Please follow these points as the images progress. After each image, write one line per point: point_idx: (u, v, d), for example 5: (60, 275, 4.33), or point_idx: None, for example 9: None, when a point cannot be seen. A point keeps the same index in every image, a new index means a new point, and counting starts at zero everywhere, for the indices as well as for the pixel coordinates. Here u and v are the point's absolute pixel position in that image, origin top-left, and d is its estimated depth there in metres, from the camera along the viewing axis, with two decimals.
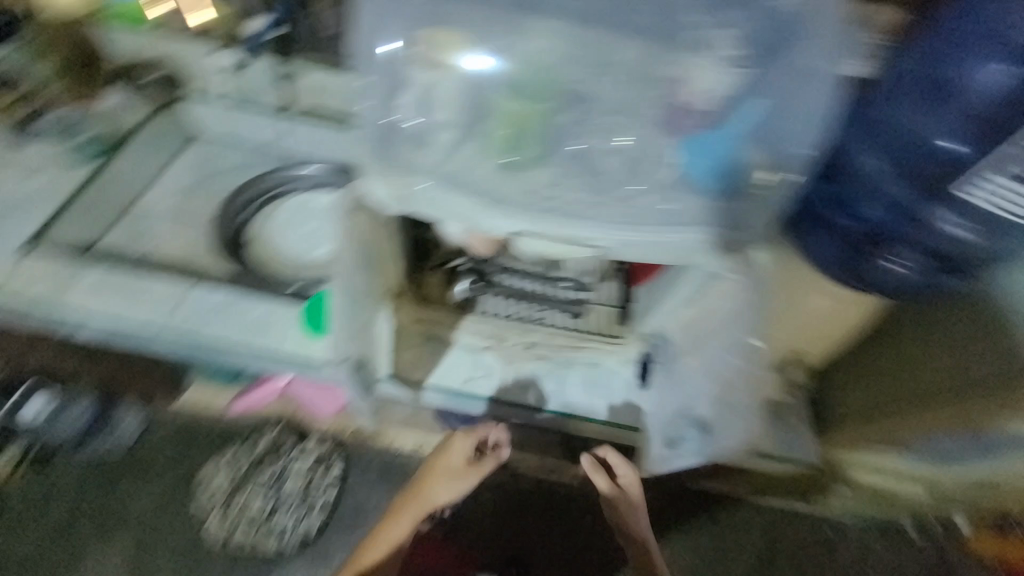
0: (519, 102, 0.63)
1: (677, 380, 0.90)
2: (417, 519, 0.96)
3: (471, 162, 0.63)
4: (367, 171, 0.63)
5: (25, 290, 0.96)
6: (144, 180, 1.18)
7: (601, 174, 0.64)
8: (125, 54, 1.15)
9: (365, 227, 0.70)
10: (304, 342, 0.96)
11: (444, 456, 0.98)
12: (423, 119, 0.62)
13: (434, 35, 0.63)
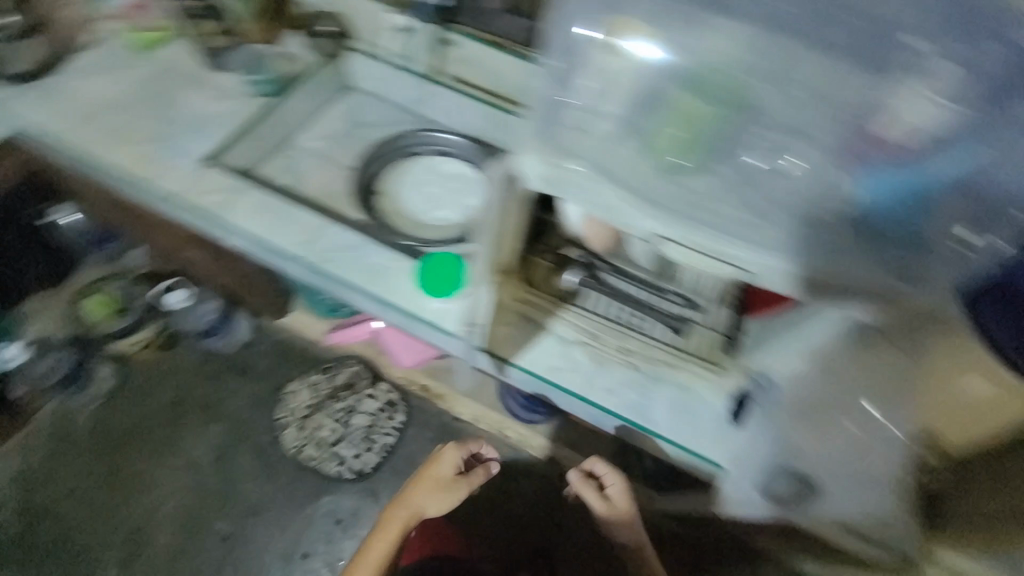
0: (695, 102, 0.61)
1: (781, 427, 0.82)
2: (419, 510, 1.21)
3: (630, 157, 0.61)
4: (522, 146, 0.62)
5: (199, 197, 1.04)
6: (301, 119, 1.28)
7: (763, 194, 0.61)
8: (311, 6, 1.30)
9: (511, 201, 0.75)
10: (413, 297, 0.98)
11: (441, 464, 1.24)
12: (591, 106, 0.62)
13: (614, 19, 0.61)
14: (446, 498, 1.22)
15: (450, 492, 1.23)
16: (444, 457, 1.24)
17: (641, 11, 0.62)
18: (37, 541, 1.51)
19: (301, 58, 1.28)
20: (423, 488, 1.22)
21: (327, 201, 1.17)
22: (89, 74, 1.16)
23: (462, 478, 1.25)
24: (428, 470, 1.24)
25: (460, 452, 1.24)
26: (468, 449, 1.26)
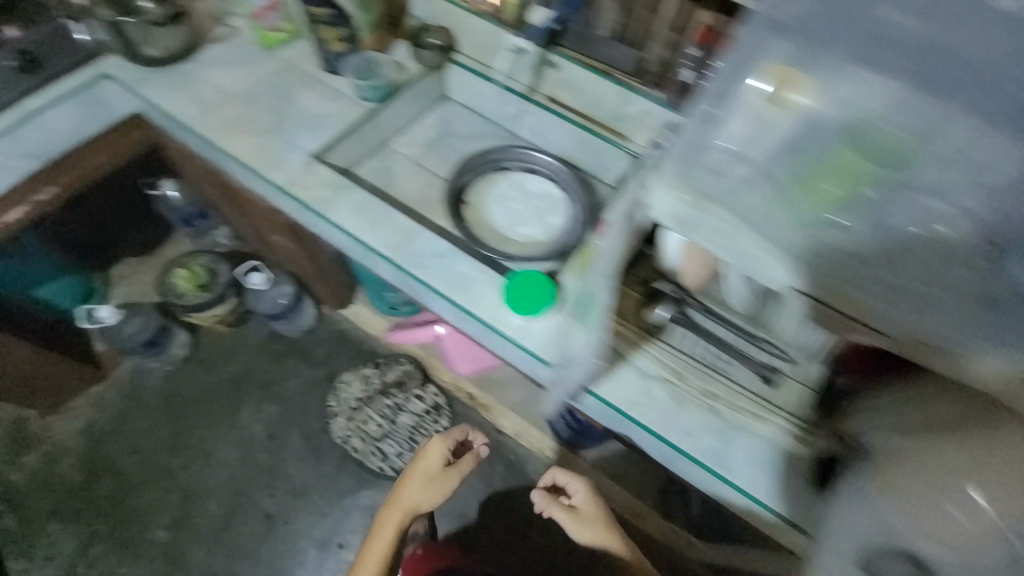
0: (854, 157, 0.60)
1: None
2: (415, 507, 1.27)
3: (768, 204, 0.60)
4: (653, 179, 0.61)
5: (307, 191, 1.09)
6: (399, 124, 1.33)
7: (910, 258, 0.59)
8: (423, 17, 1.35)
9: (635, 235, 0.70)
10: (498, 312, 0.99)
11: (429, 460, 1.30)
12: (738, 149, 0.61)
13: (781, 71, 0.61)
14: (437, 490, 1.29)
15: (440, 482, 1.30)
16: (432, 453, 1.30)
17: (794, 59, 0.62)
18: (97, 492, 1.59)
19: (408, 65, 1.33)
20: (414, 485, 1.28)
21: (417, 206, 1.22)
22: (217, 64, 1.24)
23: (457, 468, 1.31)
24: (417, 469, 1.30)
25: (446, 446, 1.29)
26: (452, 441, 1.32)
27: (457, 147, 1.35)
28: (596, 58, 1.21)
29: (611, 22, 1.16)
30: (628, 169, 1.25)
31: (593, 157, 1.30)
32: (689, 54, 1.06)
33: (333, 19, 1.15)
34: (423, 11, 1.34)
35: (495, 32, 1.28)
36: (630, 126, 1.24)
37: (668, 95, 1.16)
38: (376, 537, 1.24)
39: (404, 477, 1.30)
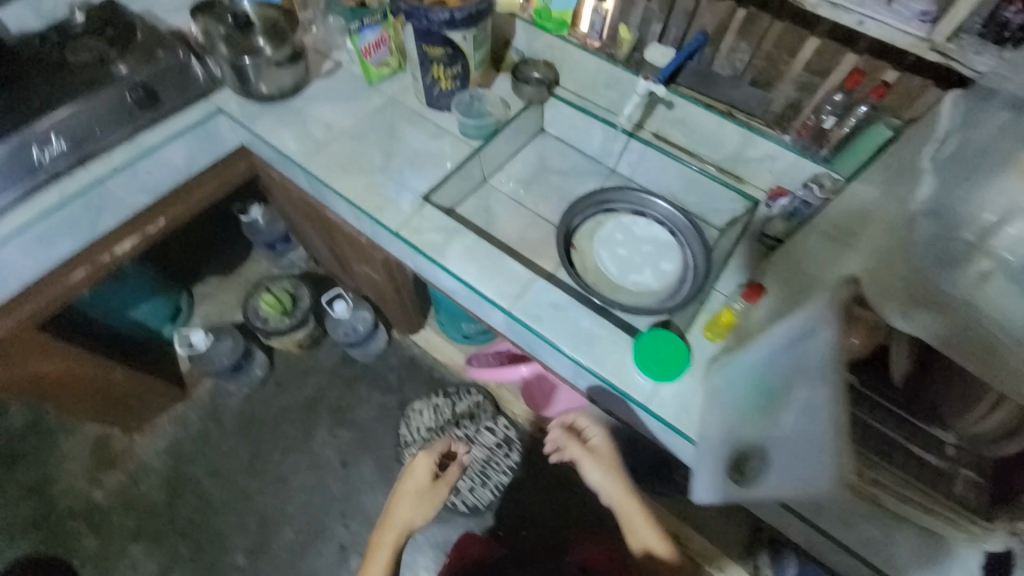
0: None
1: None
2: (408, 524, 1.30)
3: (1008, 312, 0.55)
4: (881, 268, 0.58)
5: (421, 234, 1.06)
6: (499, 161, 1.30)
7: None
8: (526, 51, 1.32)
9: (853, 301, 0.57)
10: (625, 372, 0.94)
11: (417, 471, 1.36)
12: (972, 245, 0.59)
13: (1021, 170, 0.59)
14: (427, 507, 1.32)
15: (430, 497, 1.35)
16: (418, 465, 1.36)
17: None
18: (177, 513, 1.60)
19: (511, 101, 1.29)
20: (405, 501, 1.32)
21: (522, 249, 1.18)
22: (325, 99, 1.25)
23: (446, 475, 1.37)
24: (409, 483, 1.35)
25: (430, 459, 1.35)
26: (438, 453, 1.38)
27: (556, 183, 1.31)
28: (715, 97, 1.14)
29: (736, 60, 1.10)
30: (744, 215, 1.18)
31: (703, 200, 1.23)
32: (832, 98, 1.00)
33: (448, 58, 1.12)
34: (527, 44, 1.31)
35: (603, 67, 1.23)
36: (747, 169, 1.17)
37: (796, 138, 1.07)
38: (371, 561, 1.24)
39: (398, 491, 1.34)
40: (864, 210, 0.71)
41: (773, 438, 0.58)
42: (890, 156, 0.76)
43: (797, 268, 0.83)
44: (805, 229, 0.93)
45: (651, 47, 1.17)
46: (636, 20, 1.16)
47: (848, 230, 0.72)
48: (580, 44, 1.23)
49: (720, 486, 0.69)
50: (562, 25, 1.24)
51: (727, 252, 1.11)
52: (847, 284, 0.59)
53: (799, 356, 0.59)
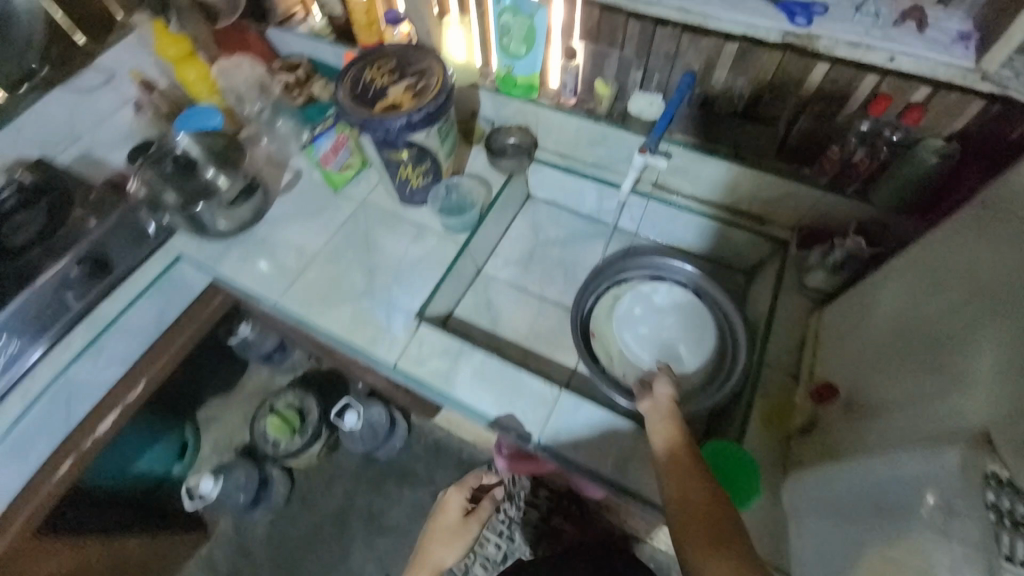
0: None
1: None
2: (441, 567, 1.21)
3: None
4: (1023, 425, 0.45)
5: (421, 366, 0.95)
6: (490, 245, 1.18)
7: None
8: (496, 118, 1.20)
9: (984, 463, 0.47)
10: None
11: (450, 503, 1.31)
12: None
13: None
14: (458, 547, 1.22)
15: (462, 536, 1.24)
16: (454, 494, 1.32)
17: None
18: None
19: (492, 177, 1.17)
20: (436, 540, 1.23)
21: (535, 345, 1.09)
22: (291, 220, 1.14)
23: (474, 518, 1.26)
24: (448, 506, 1.30)
25: (463, 492, 1.31)
26: (469, 487, 1.34)
27: (555, 256, 1.19)
28: (717, 140, 1.01)
29: (733, 98, 0.96)
30: (771, 258, 1.07)
31: (722, 247, 1.13)
32: (861, 129, 0.87)
33: (415, 158, 1.01)
34: (496, 112, 1.18)
35: (583, 125, 1.09)
36: (767, 209, 1.03)
37: (819, 174, 0.95)
38: None
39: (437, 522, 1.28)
40: (962, 311, 0.59)
41: None
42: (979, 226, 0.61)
43: (876, 364, 0.71)
44: (860, 299, 0.81)
45: (634, 96, 1.04)
46: (612, 71, 1.03)
47: (940, 334, 0.61)
48: (555, 105, 1.10)
49: None
50: (531, 88, 1.11)
51: (766, 312, 0.98)
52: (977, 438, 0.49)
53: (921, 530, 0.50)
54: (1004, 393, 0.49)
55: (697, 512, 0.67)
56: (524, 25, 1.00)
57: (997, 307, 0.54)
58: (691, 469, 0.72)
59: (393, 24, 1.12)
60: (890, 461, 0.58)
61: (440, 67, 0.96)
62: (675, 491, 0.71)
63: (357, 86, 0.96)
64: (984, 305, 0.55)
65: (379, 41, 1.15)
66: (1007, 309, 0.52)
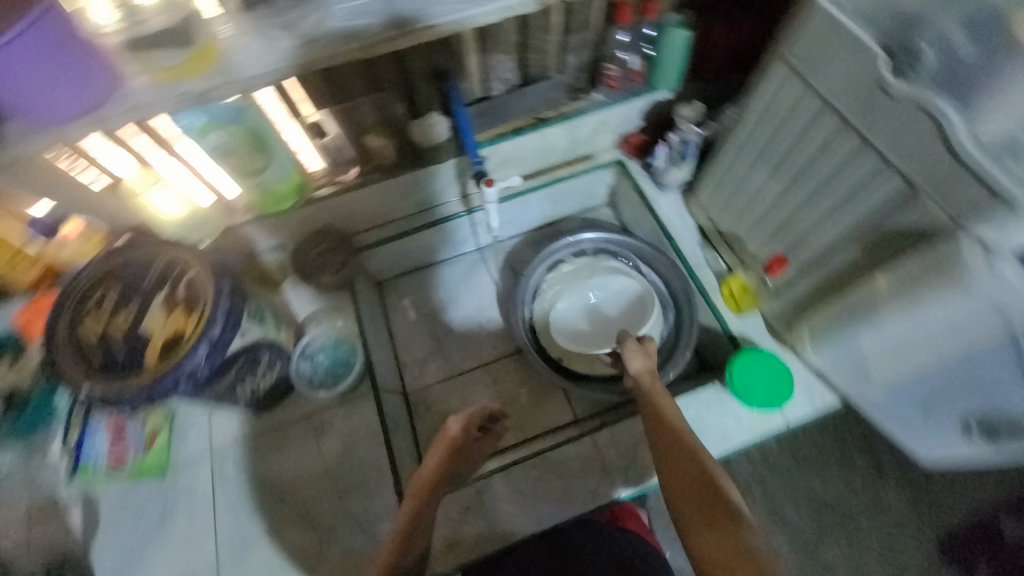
0: None
1: None
2: None
3: None
4: (938, 209, 0.52)
5: (455, 549, 0.74)
6: (390, 366, 0.97)
7: None
8: (282, 243, 0.94)
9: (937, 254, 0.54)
10: (757, 420, 0.81)
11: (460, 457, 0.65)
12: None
13: None
14: None
15: None
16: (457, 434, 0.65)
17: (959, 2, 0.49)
18: None
19: (337, 303, 0.94)
20: None
21: (516, 410, 0.97)
22: (138, 558, 0.75)
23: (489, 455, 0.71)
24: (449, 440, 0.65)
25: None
26: None
27: (455, 317, 1.06)
28: (515, 119, 0.94)
29: (500, 76, 0.90)
30: (618, 180, 1.09)
31: (577, 198, 1.12)
32: (620, 39, 0.89)
33: (243, 364, 0.72)
34: (278, 237, 0.92)
35: (385, 189, 0.92)
36: (588, 146, 1.03)
37: (608, 91, 0.96)
38: None
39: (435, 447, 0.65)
40: (808, 150, 0.66)
41: (978, 371, 0.59)
42: (771, 82, 0.67)
43: (778, 224, 0.77)
44: (722, 176, 0.86)
45: (411, 128, 0.89)
46: (371, 118, 0.86)
47: (802, 171, 0.68)
48: (337, 187, 0.89)
49: (945, 433, 0.71)
50: (300, 187, 0.87)
51: (658, 227, 1.00)
52: (915, 231, 0.56)
53: (986, 323, 0.54)
54: (898, 181, 0.55)
55: (690, 487, 0.57)
56: (244, 132, 0.78)
57: (838, 134, 0.60)
58: (674, 427, 0.61)
59: (51, 235, 0.77)
60: (880, 292, 0.62)
61: (183, 251, 0.67)
62: (664, 471, 0.60)
63: (91, 358, 0.61)
64: (830, 136, 0.62)
65: (42, 265, 0.78)
66: (860, 128, 0.57)
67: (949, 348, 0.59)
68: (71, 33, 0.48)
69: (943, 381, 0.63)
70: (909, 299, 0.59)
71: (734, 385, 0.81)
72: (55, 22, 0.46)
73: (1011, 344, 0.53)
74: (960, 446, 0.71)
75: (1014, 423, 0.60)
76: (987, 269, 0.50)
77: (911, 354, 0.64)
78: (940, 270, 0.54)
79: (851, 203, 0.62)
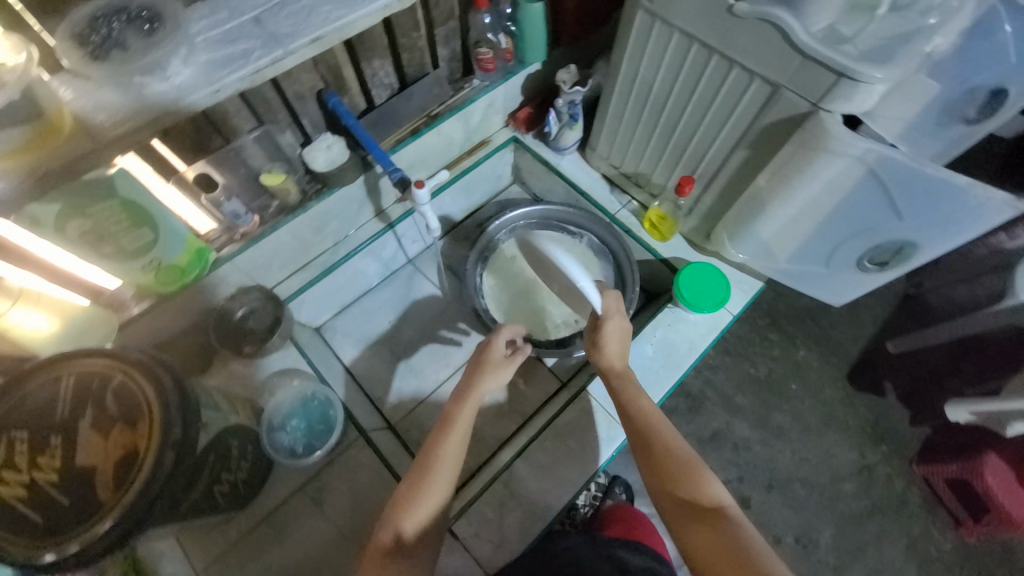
0: None
1: None
2: None
3: (900, 42, 0.59)
4: (800, 100, 0.64)
5: (503, 549, 0.73)
6: (364, 406, 0.92)
7: None
8: (197, 319, 0.83)
9: (807, 133, 0.65)
10: (710, 323, 0.91)
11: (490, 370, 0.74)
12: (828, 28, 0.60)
13: None
14: None
15: None
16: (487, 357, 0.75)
17: None
18: None
19: (285, 363, 0.87)
20: None
21: (507, 399, 1.00)
22: None
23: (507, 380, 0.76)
24: (477, 387, 0.72)
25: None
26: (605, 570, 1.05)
27: (415, 337, 1.06)
28: (408, 121, 0.92)
29: (383, 84, 0.88)
30: (517, 156, 1.13)
31: (486, 184, 1.15)
32: (485, 21, 0.91)
33: (215, 463, 0.63)
34: (191, 313, 0.81)
35: (296, 228, 0.85)
36: (482, 131, 1.06)
37: (486, 74, 0.97)
38: None
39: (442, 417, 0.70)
40: (685, 80, 0.75)
41: (862, 212, 0.73)
42: (635, 30, 0.75)
43: (675, 152, 0.87)
44: (613, 124, 0.93)
45: (305, 157, 0.83)
46: (261, 156, 0.78)
47: (685, 99, 0.77)
48: (243, 241, 0.80)
49: (851, 277, 0.87)
50: (201, 253, 0.75)
51: (570, 187, 1.07)
52: (786, 120, 0.67)
53: (855, 172, 0.67)
54: (764, 84, 0.66)
55: (674, 492, 0.62)
56: (116, 210, 0.64)
57: (709, 59, 0.70)
58: (662, 436, 0.67)
59: None
60: (771, 183, 0.74)
61: (100, 359, 0.56)
62: (651, 483, 0.65)
63: (32, 518, 0.50)
64: (702, 62, 0.71)
65: None
66: (723, 50, 0.67)
67: (836, 203, 0.73)
68: None
69: (840, 230, 0.78)
70: (797, 175, 0.70)
71: (687, 299, 0.89)
72: None
73: (878, 181, 0.67)
74: (860, 283, 0.87)
75: (897, 249, 0.76)
76: (847, 131, 0.62)
77: (809, 222, 0.78)
78: (813, 146, 0.66)
79: (733, 114, 0.73)
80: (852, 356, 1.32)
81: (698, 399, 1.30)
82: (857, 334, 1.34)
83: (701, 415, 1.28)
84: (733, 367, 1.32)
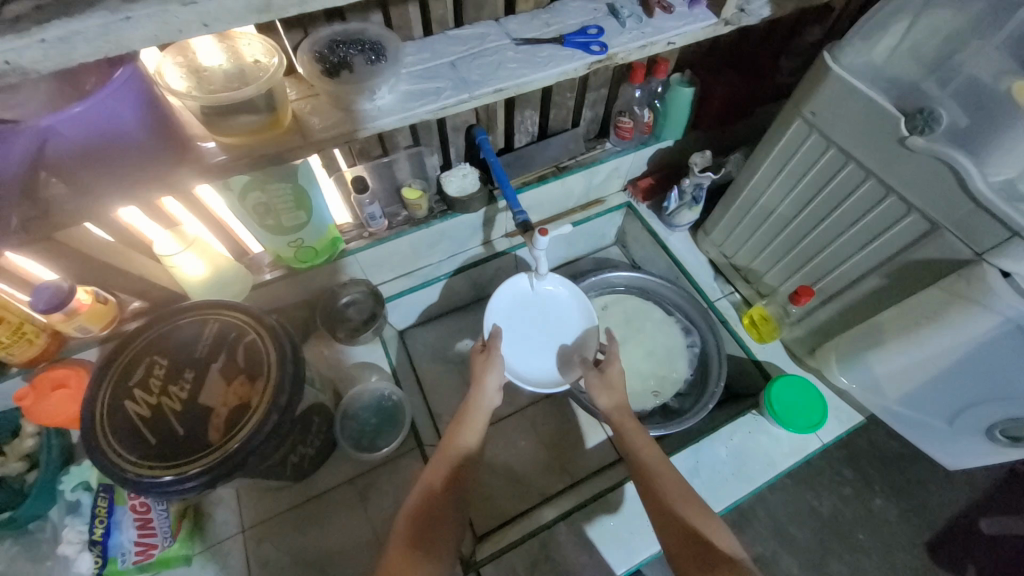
0: None
1: None
2: None
3: None
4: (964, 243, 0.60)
5: None
6: (424, 415, 0.95)
7: None
8: (310, 296, 0.92)
9: (965, 282, 0.61)
10: (796, 445, 0.85)
11: (489, 383, 0.79)
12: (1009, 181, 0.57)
13: None
14: None
15: None
16: (484, 374, 0.79)
17: None
18: None
19: (369, 356, 0.93)
20: None
21: (558, 455, 0.99)
22: None
23: (500, 397, 0.80)
24: (477, 404, 0.77)
25: None
26: None
27: None
28: (538, 168, 0.98)
29: (527, 131, 0.95)
30: (625, 221, 1.16)
31: (589, 240, 1.18)
32: (635, 94, 0.95)
33: (299, 429, 0.68)
34: (307, 290, 0.90)
35: (416, 238, 0.92)
36: (601, 190, 1.09)
37: (620, 142, 1.02)
38: None
39: (455, 420, 0.76)
40: (830, 192, 0.74)
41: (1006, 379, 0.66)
42: (787, 137, 0.76)
43: (800, 257, 0.84)
44: (733, 216, 0.93)
45: (444, 179, 0.90)
46: (409, 172, 0.87)
47: (825, 212, 0.76)
48: (370, 240, 0.88)
49: (976, 445, 0.77)
50: (335, 241, 0.84)
51: (673, 263, 1.06)
52: (940, 260, 0.64)
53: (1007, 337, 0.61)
54: (921, 215, 0.63)
55: (685, 533, 0.60)
56: (287, 193, 0.73)
57: (868, 179, 0.68)
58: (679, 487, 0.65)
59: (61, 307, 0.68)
60: (901, 319, 0.70)
61: (239, 314, 0.65)
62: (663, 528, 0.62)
63: (147, 438, 0.56)
64: (858, 180, 0.69)
65: (59, 346, 0.74)
66: (882, 175, 0.65)
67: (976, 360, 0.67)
68: (150, 91, 0.49)
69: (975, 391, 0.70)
70: (937, 321, 0.65)
71: (776, 412, 0.84)
72: (139, 79, 0.47)
73: None
74: (989, 454, 0.77)
75: None
76: (1012, 288, 0.57)
77: (938, 372, 0.72)
78: (962, 291, 0.62)
79: (879, 239, 0.70)
80: (937, 524, 1.16)
81: (746, 512, 1.20)
82: (948, 500, 1.18)
83: (746, 532, 1.18)
84: (795, 492, 1.21)
